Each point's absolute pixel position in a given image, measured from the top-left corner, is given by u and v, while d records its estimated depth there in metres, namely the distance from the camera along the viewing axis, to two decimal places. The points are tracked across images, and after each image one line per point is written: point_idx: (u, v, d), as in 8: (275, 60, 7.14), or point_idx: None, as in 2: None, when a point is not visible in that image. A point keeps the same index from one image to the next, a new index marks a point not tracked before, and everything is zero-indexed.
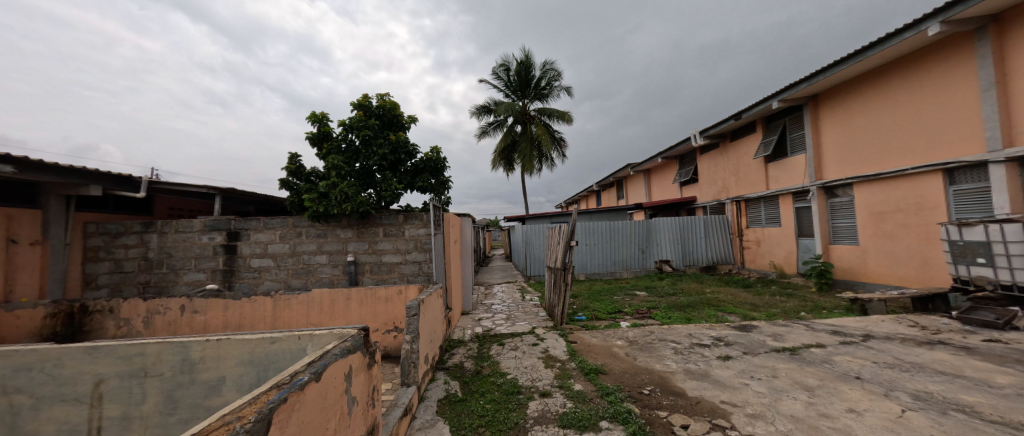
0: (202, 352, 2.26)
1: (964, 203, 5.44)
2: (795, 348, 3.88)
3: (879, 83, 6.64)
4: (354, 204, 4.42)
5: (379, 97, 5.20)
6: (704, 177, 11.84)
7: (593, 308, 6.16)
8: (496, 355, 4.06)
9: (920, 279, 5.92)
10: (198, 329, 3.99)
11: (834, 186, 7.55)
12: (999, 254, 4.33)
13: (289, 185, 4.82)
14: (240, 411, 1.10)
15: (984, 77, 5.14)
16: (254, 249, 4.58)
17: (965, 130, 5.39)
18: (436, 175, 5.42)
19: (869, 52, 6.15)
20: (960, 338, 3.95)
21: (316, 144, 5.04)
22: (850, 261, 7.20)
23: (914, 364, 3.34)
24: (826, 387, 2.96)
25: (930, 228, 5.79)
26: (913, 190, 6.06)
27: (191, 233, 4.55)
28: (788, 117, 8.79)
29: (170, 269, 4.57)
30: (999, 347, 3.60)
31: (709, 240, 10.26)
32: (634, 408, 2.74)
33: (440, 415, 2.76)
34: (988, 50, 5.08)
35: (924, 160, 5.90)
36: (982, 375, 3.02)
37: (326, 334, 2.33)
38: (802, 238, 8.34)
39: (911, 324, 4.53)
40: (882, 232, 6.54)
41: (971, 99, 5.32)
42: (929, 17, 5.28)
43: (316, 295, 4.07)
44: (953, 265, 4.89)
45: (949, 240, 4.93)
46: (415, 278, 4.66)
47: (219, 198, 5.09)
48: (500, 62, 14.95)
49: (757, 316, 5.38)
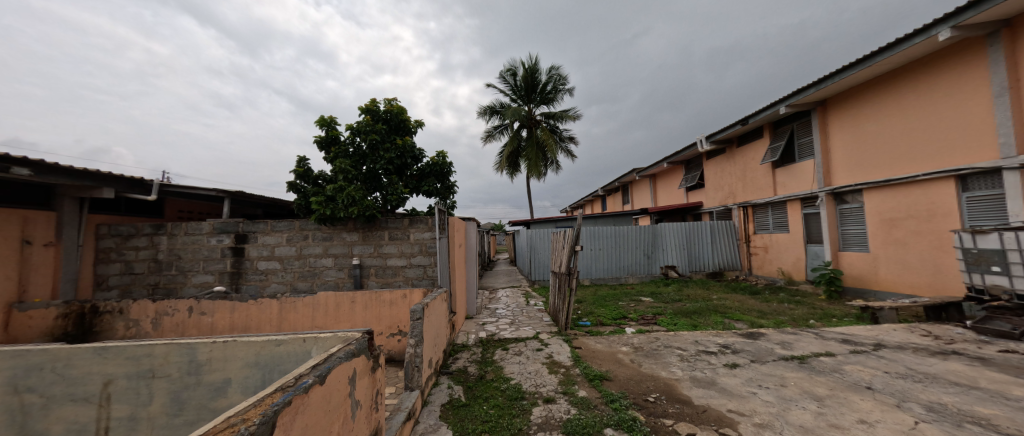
0: (208, 354, 2.28)
1: (979, 210, 5.32)
2: (804, 357, 3.82)
3: (889, 88, 6.56)
4: (360, 207, 4.44)
5: (387, 102, 5.22)
6: (710, 182, 11.75)
7: (597, 314, 6.13)
8: (499, 360, 4.05)
9: (933, 287, 5.79)
10: (205, 331, 4.02)
11: (843, 192, 7.45)
12: (1014, 262, 4.22)
13: (297, 188, 4.87)
14: (245, 413, 1.10)
15: (997, 82, 5.07)
16: (261, 252, 4.63)
17: (977, 135, 5.30)
18: (442, 180, 5.44)
19: (877, 57, 6.10)
20: (975, 348, 3.86)
21: (325, 149, 5.08)
22: (860, 268, 7.08)
23: (926, 374, 3.27)
24: (836, 397, 2.90)
25: (943, 235, 5.68)
26: (924, 197, 5.97)
27: (200, 235, 4.61)
28: (796, 122, 8.72)
29: (179, 271, 4.62)
30: (1016, 358, 3.51)
31: (715, 245, 10.17)
32: (639, 416, 2.70)
33: (443, 420, 2.75)
34: (1001, 56, 5.01)
35: (936, 166, 5.80)
36: (998, 386, 2.94)
37: (330, 337, 2.31)
38: (810, 245, 8.22)
39: (924, 334, 4.43)
40: (894, 239, 6.43)
41: (983, 105, 5.24)
42: (939, 22, 5.22)
43: (321, 297, 4.09)
44: (967, 273, 4.78)
45: (963, 248, 4.83)
46: (420, 282, 4.68)
47: (228, 200, 5.12)
48: (507, 66, 14.99)
49: (765, 323, 5.31)
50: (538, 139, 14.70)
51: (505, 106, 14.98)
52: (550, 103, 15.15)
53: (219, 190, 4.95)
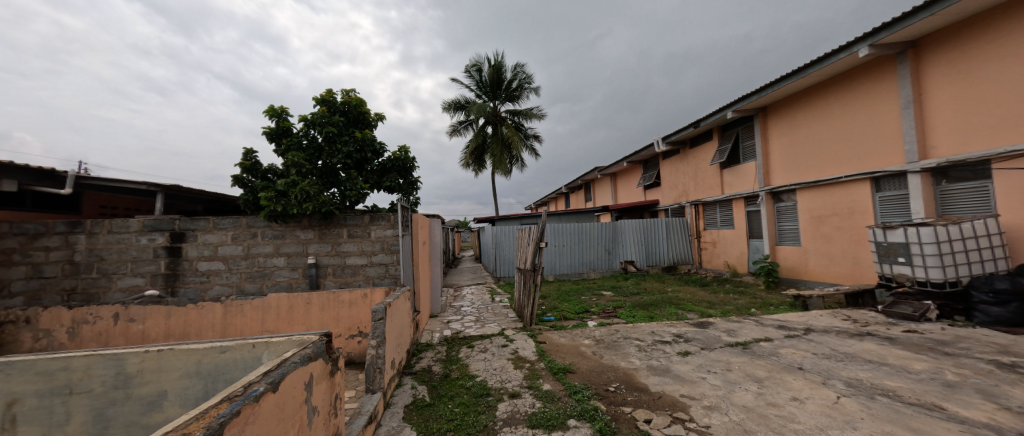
0: (139, 365, 2.06)
1: (889, 208, 6.05)
2: (747, 342, 4.16)
3: (819, 98, 7.26)
4: (316, 203, 4.20)
5: (345, 93, 4.98)
6: (666, 181, 12.41)
7: (561, 308, 6.27)
8: (464, 358, 4.02)
9: (852, 276, 6.53)
10: (135, 339, 3.64)
11: (780, 191, 8.17)
12: (915, 253, 4.84)
13: (243, 182, 4.51)
14: (185, 428, 1.00)
15: (904, 96, 5.77)
16: (201, 251, 4.25)
17: (888, 142, 6.02)
18: (404, 175, 5.29)
19: (809, 69, 6.72)
20: (885, 329, 4.41)
21: (275, 140, 4.75)
22: (793, 260, 7.83)
23: (847, 354, 3.68)
24: (773, 378, 3.19)
25: (860, 230, 6.42)
26: (846, 196, 6.70)
27: (127, 234, 4.14)
28: (741, 126, 9.42)
29: (101, 274, 4.13)
30: (916, 337, 4.07)
31: (670, 241, 10.79)
32: (600, 405, 2.81)
33: (406, 421, 2.69)
34: (907, 73, 5.72)
35: (856, 168, 6.52)
36: (902, 362, 3.39)
37: (284, 342, 2.16)
38: (752, 240, 8.96)
39: (845, 318, 4.99)
40: (821, 234, 7.16)
41: (893, 116, 5.96)
42: (859, 40, 5.85)
43: (272, 299, 3.84)
44: (879, 263, 5.42)
45: (876, 241, 5.46)
46: (381, 281, 4.54)
47: (161, 195, 4.64)
48: (472, 62, 14.85)
49: (713, 312, 5.73)
50: (504, 136, 14.73)
51: (470, 102, 14.84)
52: (516, 100, 15.21)
53: (150, 184, 4.46)
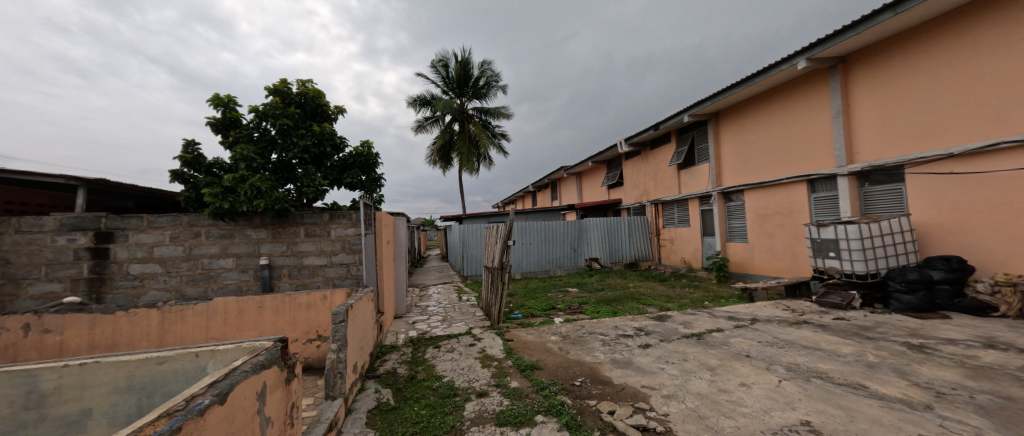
0: (56, 381, 1.82)
1: (822, 208, 6.68)
2: (701, 333, 4.43)
3: (764, 105, 7.86)
4: (268, 200, 3.93)
5: (301, 84, 4.71)
6: (629, 181, 12.90)
7: (529, 306, 6.34)
8: (431, 359, 3.95)
9: (791, 270, 7.15)
10: (51, 353, 3.23)
11: (730, 192, 8.77)
12: (843, 249, 5.38)
13: (183, 176, 4.13)
14: None
15: (835, 106, 6.40)
16: (134, 253, 3.85)
17: (822, 148, 6.64)
18: (367, 172, 5.10)
19: (756, 79, 7.25)
20: (818, 318, 4.88)
21: (221, 132, 4.40)
22: (741, 256, 8.45)
23: (787, 341, 4.02)
24: (724, 366, 3.42)
25: (799, 228, 7.04)
26: (787, 197, 7.32)
27: (40, 234, 3.65)
28: (696, 130, 9.99)
29: (7, 279, 3.61)
30: (844, 323, 4.53)
31: (632, 239, 11.25)
32: (567, 400, 2.88)
33: (369, 427, 2.60)
34: (837, 85, 6.34)
35: (795, 171, 7.13)
36: (832, 346, 3.76)
37: (232, 350, 2.01)
38: (706, 237, 9.55)
39: (786, 308, 5.46)
40: (765, 231, 7.77)
41: (826, 124, 6.58)
42: (799, 53, 6.40)
43: (218, 303, 3.56)
44: (814, 258, 5.97)
45: (812, 238, 6.00)
46: (342, 282, 4.35)
47: (83, 190, 4.14)
48: (438, 57, 14.60)
49: (671, 306, 6.04)
50: (471, 134, 14.61)
51: (436, 98, 14.58)
52: (483, 98, 15.14)
53: (69, 177, 3.97)
